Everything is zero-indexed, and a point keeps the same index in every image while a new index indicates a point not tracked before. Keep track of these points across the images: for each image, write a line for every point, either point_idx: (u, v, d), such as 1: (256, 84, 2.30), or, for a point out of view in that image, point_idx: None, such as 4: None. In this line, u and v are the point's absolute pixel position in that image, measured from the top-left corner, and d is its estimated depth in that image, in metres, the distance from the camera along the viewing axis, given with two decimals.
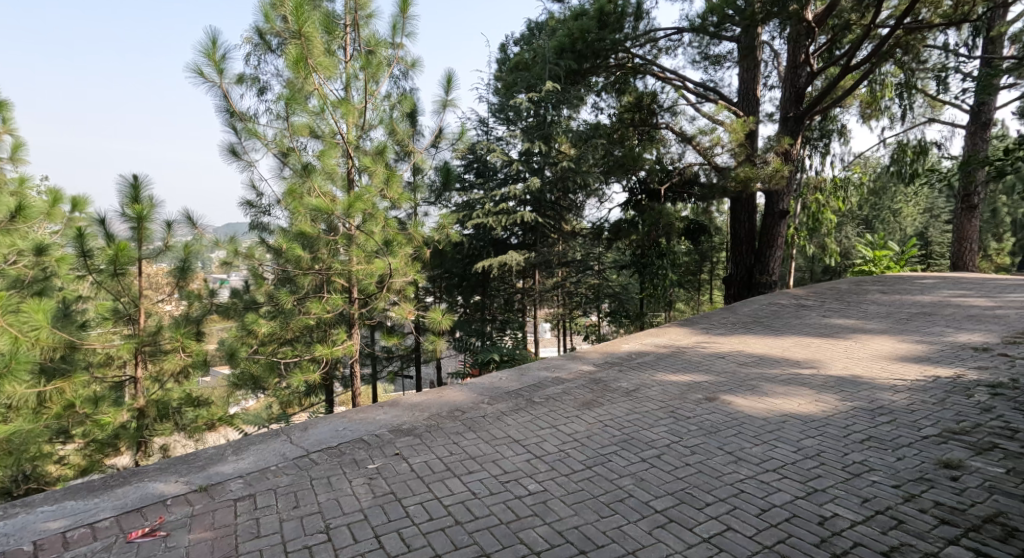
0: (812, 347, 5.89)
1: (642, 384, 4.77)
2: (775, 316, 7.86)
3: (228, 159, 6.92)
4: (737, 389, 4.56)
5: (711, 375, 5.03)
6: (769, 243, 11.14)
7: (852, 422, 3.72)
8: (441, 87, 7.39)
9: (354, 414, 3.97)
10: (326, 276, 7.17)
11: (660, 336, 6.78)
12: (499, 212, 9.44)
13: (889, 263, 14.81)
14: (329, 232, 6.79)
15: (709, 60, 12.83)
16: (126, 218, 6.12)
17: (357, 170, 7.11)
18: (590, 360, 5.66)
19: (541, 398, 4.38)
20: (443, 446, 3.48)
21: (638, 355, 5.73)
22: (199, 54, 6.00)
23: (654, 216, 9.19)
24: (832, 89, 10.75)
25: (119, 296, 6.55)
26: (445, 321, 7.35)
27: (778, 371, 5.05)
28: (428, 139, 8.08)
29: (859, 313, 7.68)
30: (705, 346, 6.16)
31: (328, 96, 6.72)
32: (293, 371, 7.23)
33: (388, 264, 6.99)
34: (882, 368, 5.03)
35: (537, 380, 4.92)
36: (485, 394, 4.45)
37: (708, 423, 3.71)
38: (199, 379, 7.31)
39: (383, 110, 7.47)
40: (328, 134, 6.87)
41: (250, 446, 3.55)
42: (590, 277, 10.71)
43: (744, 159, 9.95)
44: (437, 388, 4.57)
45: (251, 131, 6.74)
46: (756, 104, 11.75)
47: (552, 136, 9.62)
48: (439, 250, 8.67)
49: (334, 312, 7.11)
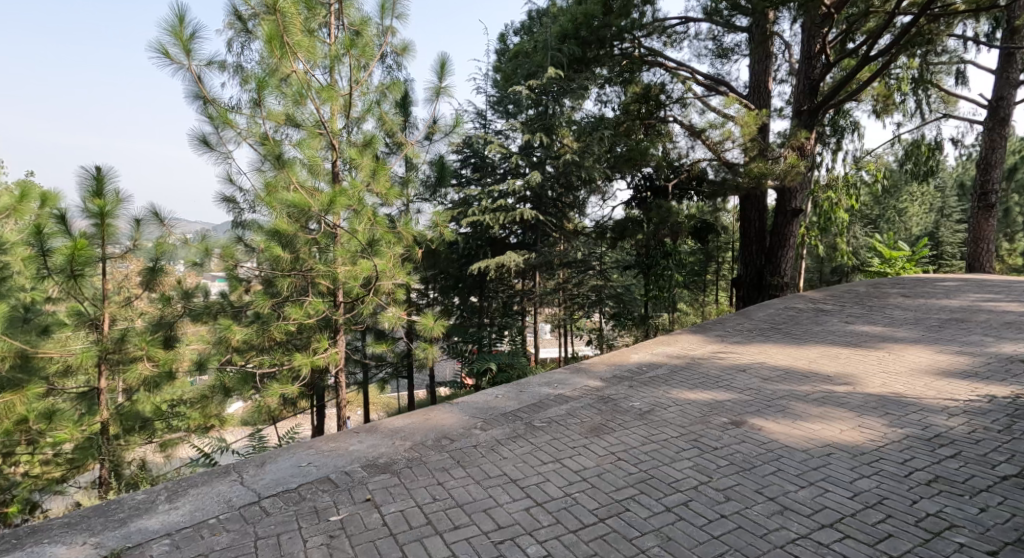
0: (841, 359, 5.31)
1: (657, 404, 4.20)
2: (794, 321, 7.28)
3: (199, 150, 6.25)
4: (766, 410, 4.00)
5: (733, 392, 4.47)
6: (781, 242, 10.58)
7: (911, 454, 3.17)
8: (435, 72, 6.82)
9: (321, 444, 3.40)
10: (310, 278, 6.54)
11: (670, 344, 6.22)
12: (497, 209, 8.83)
13: (904, 263, 14.21)
14: (313, 231, 6.29)
15: (717, 52, 12.28)
16: (88, 213, 5.65)
17: (344, 164, 6.55)
18: (595, 373, 5.09)
19: (542, 422, 3.82)
20: (425, 489, 2.91)
21: (649, 367, 5.16)
22: (163, 31, 5.42)
23: (662, 214, 8.69)
24: (848, 82, 10.16)
25: (77, 295, 5.91)
26: (437, 328, 6.79)
27: (809, 389, 4.48)
28: (421, 130, 7.50)
29: (885, 319, 7.09)
30: (722, 357, 5.58)
31: (311, 82, 6.19)
32: (268, 387, 6.38)
33: (375, 265, 6.38)
34: (926, 384, 4.47)
35: (537, 398, 4.36)
36: (477, 417, 3.89)
37: (740, 458, 3.16)
38: (192, 379, 6.81)
39: (373, 100, 6.94)
40: (310, 123, 6.29)
41: (188, 490, 3.00)
42: (592, 277, 9.99)
43: (755, 154, 9.37)
44: (422, 410, 4.01)
45: (225, 118, 6.08)
46: (766, 97, 11.17)
47: (554, 127, 8.96)
48: (432, 249, 8.11)
49: (315, 316, 6.53)
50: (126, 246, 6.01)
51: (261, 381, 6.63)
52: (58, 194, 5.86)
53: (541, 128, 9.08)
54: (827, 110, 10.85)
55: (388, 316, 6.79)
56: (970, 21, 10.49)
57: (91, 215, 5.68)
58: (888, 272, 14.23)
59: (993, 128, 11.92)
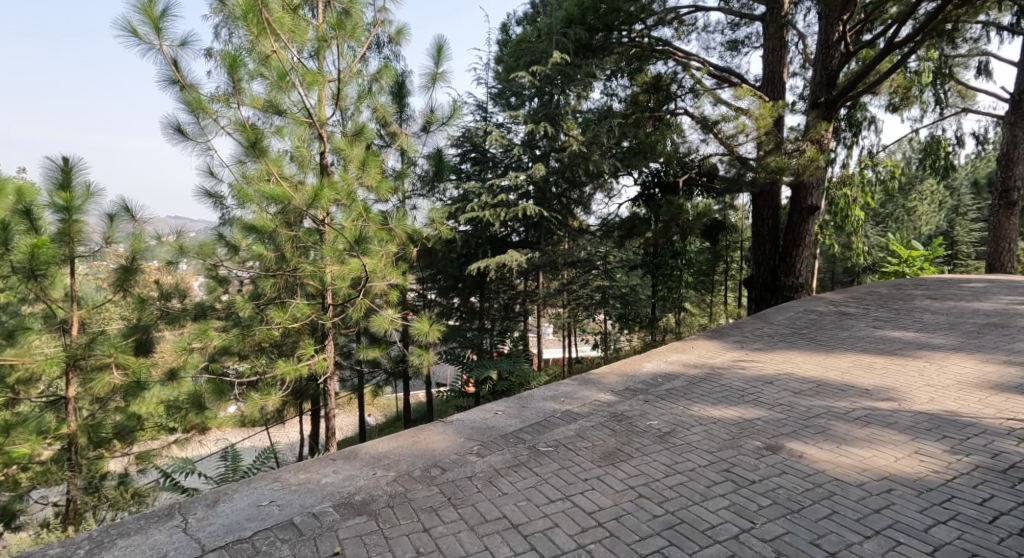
0: (878, 370, 4.80)
1: (678, 424, 3.70)
2: (817, 325, 6.77)
3: (173, 140, 5.63)
4: (804, 432, 3.51)
5: (764, 410, 3.97)
6: (796, 241, 10.07)
7: (990, 492, 2.70)
8: (431, 57, 6.32)
9: (291, 475, 2.93)
10: (298, 279, 6.05)
11: (685, 351, 5.71)
12: (497, 204, 8.35)
13: (922, 263, 13.62)
14: (300, 225, 5.83)
15: (727, 45, 11.77)
16: (53, 208, 5.32)
17: (333, 155, 6.10)
18: (605, 385, 4.59)
19: (549, 446, 3.34)
20: (413, 538, 2.48)
21: (665, 380, 4.66)
22: (131, 7, 4.91)
23: (672, 211, 8.29)
24: (869, 73, 9.64)
25: (45, 295, 5.59)
26: (432, 332, 6.28)
27: (849, 406, 3.97)
28: (417, 121, 7.01)
29: (916, 324, 6.57)
30: (744, 367, 5.08)
31: (295, 66, 5.70)
32: (248, 397, 5.73)
33: (364, 265, 5.87)
34: (981, 400, 3.97)
35: (542, 415, 3.88)
36: (473, 440, 3.41)
37: (786, 496, 2.71)
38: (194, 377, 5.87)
39: (363, 87, 6.42)
40: (296, 110, 5.81)
41: (121, 539, 2.56)
42: (596, 277, 9.43)
43: (771, 148, 8.85)
44: (412, 429, 3.54)
45: (198, 103, 5.46)
46: (781, 89, 10.65)
47: (561, 120, 8.47)
48: (428, 248, 7.57)
49: (302, 320, 5.97)
50: (97, 246, 5.67)
51: (241, 391, 5.89)
52: (34, 188, 5.18)
53: (545, 118, 8.47)
54: (845, 102, 10.34)
55: (379, 319, 6.20)
56: (994, 11, 9.98)
57: (56, 209, 5.34)
58: (906, 273, 13.68)
59: (1016, 123, 11.37)
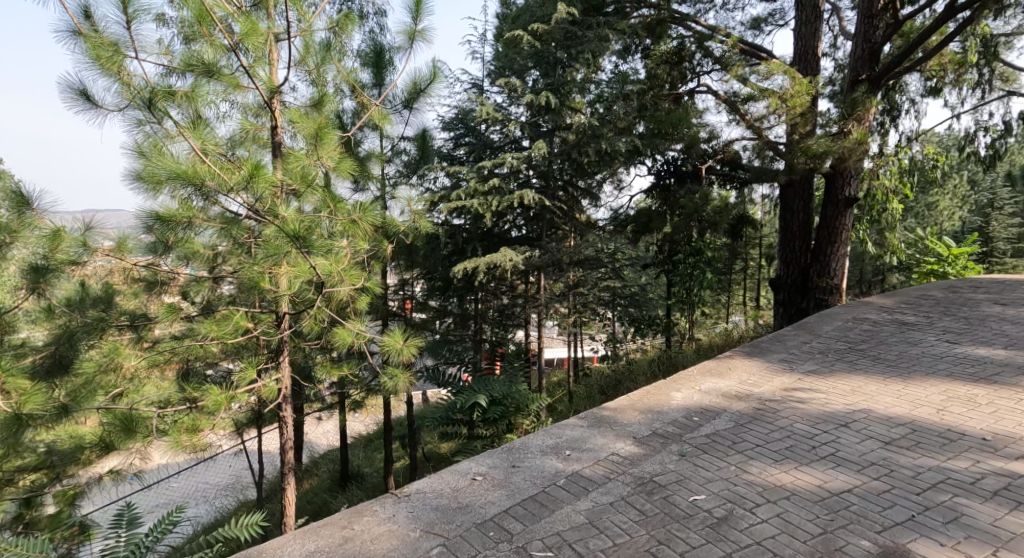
0: (986, 407, 3.63)
1: (735, 501, 2.64)
2: (876, 340, 5.55)
3: (75, 106, 4.28)
4: (926, 522, 2.48)
5: (854, 471, 2.87)
6: (832, 237, 8.81)
7: None
8: (408, 11, 5.16)
9: None
10: (243, 283, 4.87)
11: (722, 375, 4.53)
12: (490, 192, 7.12)
13: (965, 262, 12.27)
14: (236, 215, 4.59)
15: (749, 23, 10.55)
16: None
17: (288, 130, 4.93)
18: (623, 428, 3.46)
19: (547, 548, 2.41)
20: None
21: (705, 421, 3.54)
22: None
23: (694, 203, 7.20)
24: (917, 47, 8.38)
25: None
26: (404, 349, 5.07)
27: (973, 469, 2.85)
28: (395, 93, 5.81)
29: (1003, 338, 5.35)
30: (805, 400, 3.91)
31: (233, 14, 4.53)
32: (172, 432, 4.43)
33: (317, 268, 4.58)
34: None
35: (537, 481, 2.86)
36: (428, 532, 2.53)
37: None
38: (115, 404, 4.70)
39: (324, 42, 5.14)
40: (234, 69, 4.59)
41: None
42: (608, 278, 8.12)
43: (808, 130, 7.64)
44: (351, 509, 2.75)
45: (97, 54, 4.18)
46: (815, 65, 9.39)
47: (565, 93, 7.22)
48: (408, 245, 6.45)
49: (240, 337, 4.75)
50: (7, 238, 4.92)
51: (157, 426, 4.52)
52: None
53: (548, 90, 7.22)
54: (890, 79, 9.07)
55: (343, 332, 5.02)
56: None
57: None
58: (947, 272, 12.35)
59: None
